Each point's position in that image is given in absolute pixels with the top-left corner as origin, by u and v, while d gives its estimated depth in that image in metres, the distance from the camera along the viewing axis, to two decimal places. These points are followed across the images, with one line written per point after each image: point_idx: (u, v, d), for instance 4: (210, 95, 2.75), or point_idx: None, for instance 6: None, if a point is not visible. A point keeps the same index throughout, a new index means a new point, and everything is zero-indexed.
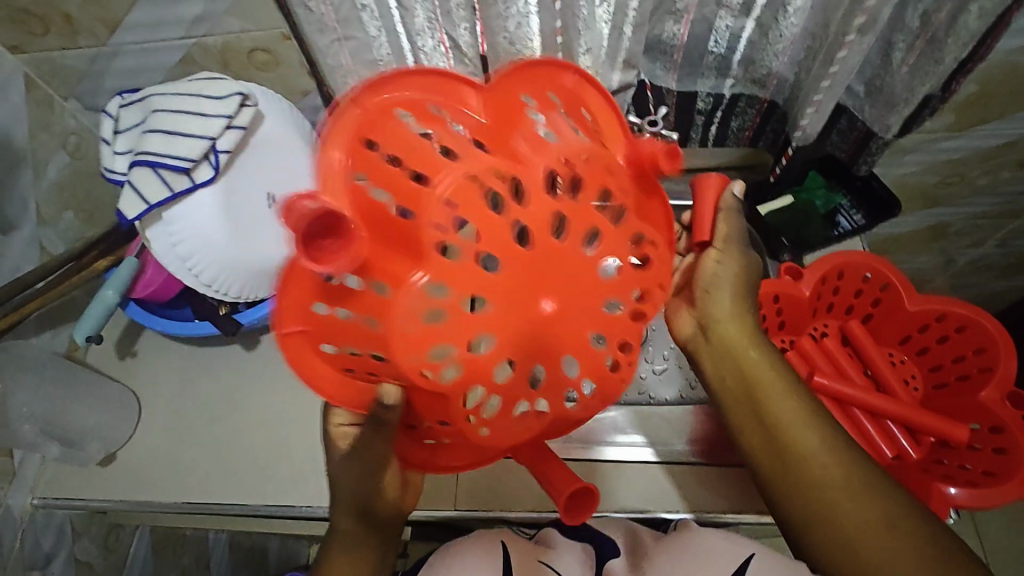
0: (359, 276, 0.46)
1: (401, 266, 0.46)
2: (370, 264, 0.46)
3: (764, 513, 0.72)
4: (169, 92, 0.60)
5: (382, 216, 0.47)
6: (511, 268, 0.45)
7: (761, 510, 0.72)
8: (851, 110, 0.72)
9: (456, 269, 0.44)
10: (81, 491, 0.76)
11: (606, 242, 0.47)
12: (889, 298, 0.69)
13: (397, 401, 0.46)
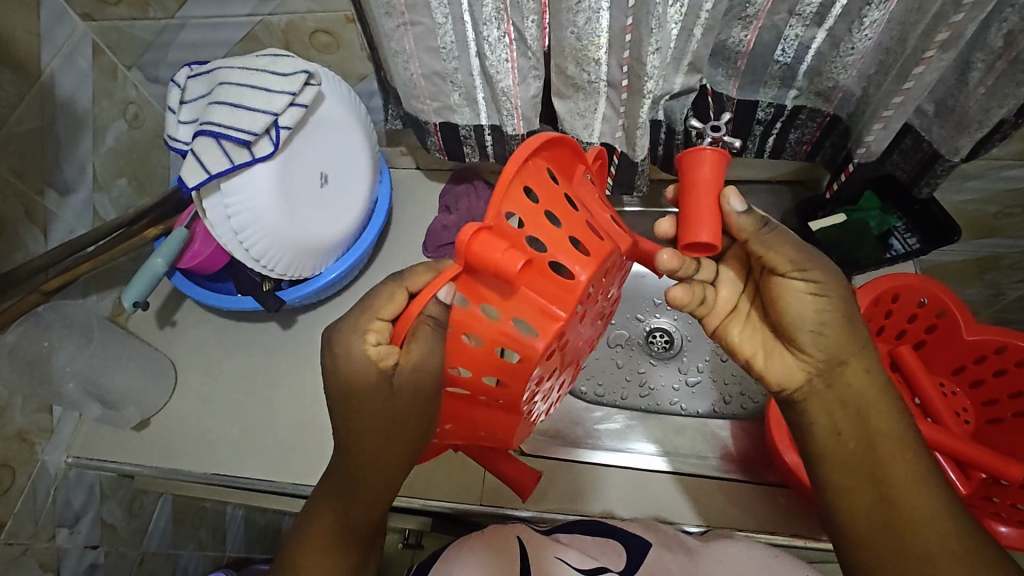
0: (472, 361, 0.45)
1: (506, 340, 0.43)
2: (479, 353, 0.44)
3: (800, 537, 0.68)
4: (236, 66, 0.62)
5: (474, 328, 0.43)
6: (564, 284, 0.43)
7: (797, 535, 0.69)
8: (918, 130, 0.69)
9: (532, 321, 0.42)
10: (117, 453, 0.79)
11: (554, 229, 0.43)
12: (946, 327, 0.67)
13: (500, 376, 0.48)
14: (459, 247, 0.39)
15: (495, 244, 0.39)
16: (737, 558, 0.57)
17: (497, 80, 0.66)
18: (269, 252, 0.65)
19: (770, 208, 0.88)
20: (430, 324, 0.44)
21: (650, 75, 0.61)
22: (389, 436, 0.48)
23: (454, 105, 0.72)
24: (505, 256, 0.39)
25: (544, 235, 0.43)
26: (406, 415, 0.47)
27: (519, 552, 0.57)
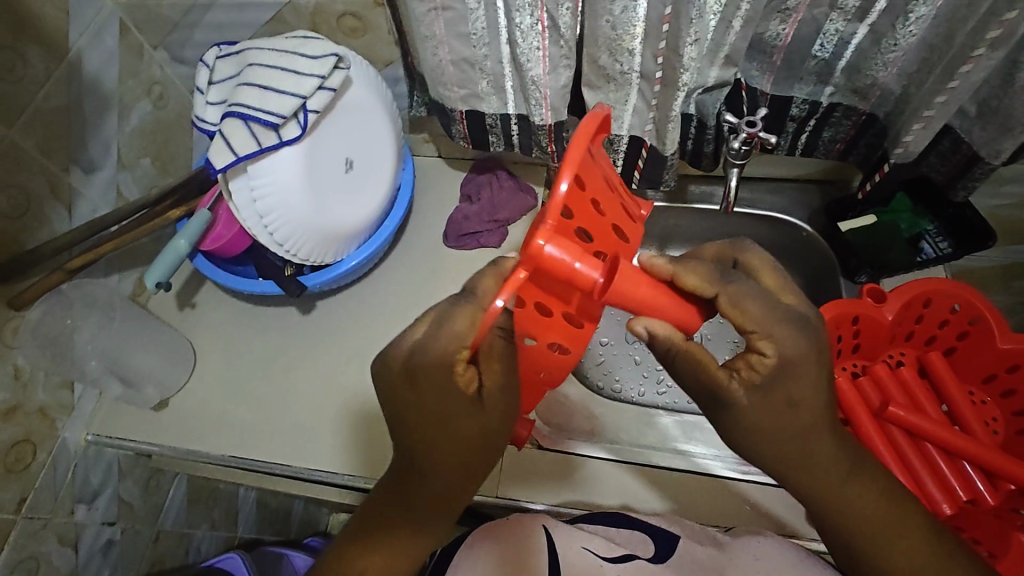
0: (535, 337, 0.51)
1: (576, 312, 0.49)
2: (541, 329, 0.50)
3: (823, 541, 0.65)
4: (265, 47, 0.61)
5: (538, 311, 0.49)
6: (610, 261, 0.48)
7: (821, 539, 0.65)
8: (958, 131, 0.67)
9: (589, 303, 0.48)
10: (135, 432, 0.79)
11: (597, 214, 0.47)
12: (979, 334, 0.65)
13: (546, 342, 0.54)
14: (535, 251, 0.42)
15: (569, 249, 0.42)
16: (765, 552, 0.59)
17: (527, 69, 0.65)
18: (306, 243, 0.66)
19: (797, 207, 0.87)
20: (501, 334, 0.45)
21: (686, 67, 0.60)
22: (451, 437, 0.47)
23: (481, 93, 0.71)
24: (581, 262, 0.42)
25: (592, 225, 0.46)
26: (478, 415, 0.46)
27: (546, 539, 0.60)
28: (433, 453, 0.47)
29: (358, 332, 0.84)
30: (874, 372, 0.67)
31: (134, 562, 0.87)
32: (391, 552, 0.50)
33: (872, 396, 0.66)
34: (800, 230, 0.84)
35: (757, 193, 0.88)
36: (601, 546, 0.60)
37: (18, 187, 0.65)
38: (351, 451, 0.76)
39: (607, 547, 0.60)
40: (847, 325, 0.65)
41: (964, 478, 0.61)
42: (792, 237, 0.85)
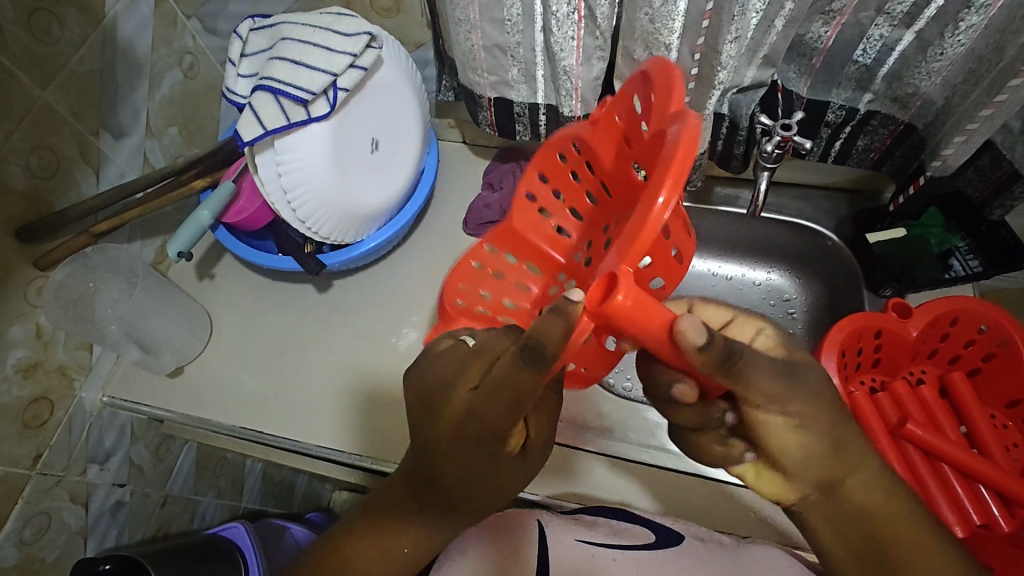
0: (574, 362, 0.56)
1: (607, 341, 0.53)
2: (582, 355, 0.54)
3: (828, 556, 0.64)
4: (299, 21, 0.61)
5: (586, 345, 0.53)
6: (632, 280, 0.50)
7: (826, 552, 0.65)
8: (999, 147, 0.65)
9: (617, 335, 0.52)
10: (149, 397, 0.80)
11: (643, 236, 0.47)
12: (1005, 356, 0.63)
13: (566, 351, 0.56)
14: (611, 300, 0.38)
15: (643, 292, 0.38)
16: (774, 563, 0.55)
17: (559, 58, 0.64)
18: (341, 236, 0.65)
19: (824, 215, 0.85)
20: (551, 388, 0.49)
21: (724, 64, 0.59)
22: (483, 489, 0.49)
23: (511, 80, 0.70)
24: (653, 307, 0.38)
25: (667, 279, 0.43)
26: (510, 467, 0.48)
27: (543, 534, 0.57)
28: (456, 478, 0.48)
29: (373, 313, 0.84)
30: (893, 389, 0.66)
31: (141, 524, 0.89)
32: (387, 545, 0.54)
33: (889, 413, 0.64)
34: (825, 240, 0.84)
35: (785, 198, 0.87)
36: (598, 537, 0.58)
37: (48, 149, 0.66)
38: (356, 430, 0.76)
39: (606, 536, 0.59)
40: (868, 339, 0.64)
41: (979, 502, 0.60)
42: (816, 246, 0.86)
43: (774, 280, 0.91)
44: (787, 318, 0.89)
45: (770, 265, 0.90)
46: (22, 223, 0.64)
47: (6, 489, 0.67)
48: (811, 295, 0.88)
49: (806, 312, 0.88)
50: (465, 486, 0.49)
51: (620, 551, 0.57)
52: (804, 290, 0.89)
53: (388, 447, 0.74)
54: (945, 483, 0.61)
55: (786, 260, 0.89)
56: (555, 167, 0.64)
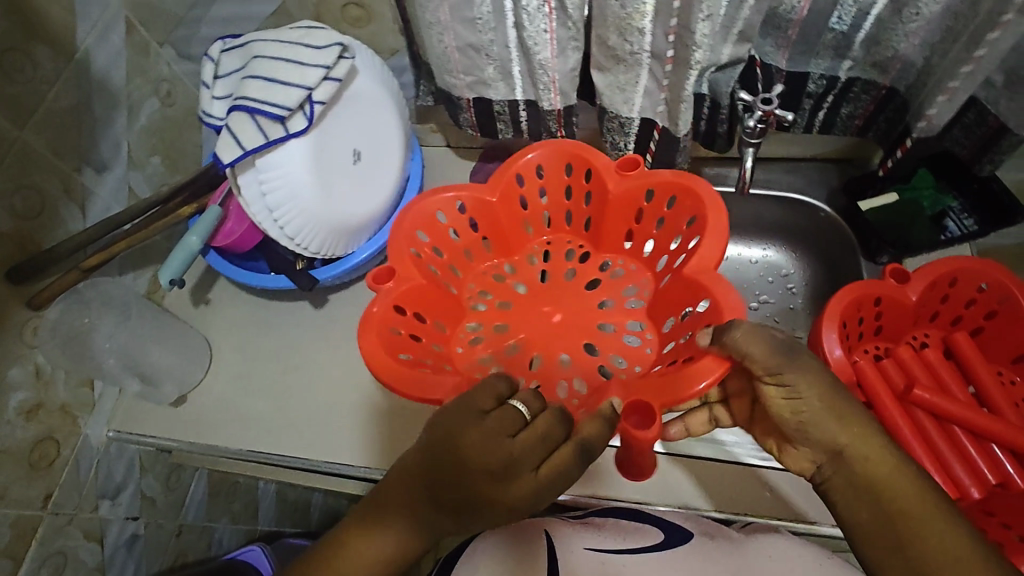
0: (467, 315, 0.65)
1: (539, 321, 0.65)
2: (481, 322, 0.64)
3: None
4: (269, 39, 0.60)
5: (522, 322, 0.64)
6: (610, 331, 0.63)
7: None
8: (983, 103, 0.64)
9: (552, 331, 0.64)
10: (154, 428, 0.80)
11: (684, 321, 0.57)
12: (1006, 313, 0.63)
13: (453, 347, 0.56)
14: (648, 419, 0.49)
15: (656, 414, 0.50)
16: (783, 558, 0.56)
17: (534, 52, 0.64)
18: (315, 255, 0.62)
19: (815, 187, 0.85)
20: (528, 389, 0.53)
21: (698, 44, 0.58)
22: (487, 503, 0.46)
23: (488, 79, 0.70)
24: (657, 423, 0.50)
25: (643, 355, 0.62)
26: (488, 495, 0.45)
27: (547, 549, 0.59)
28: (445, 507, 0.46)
29: None
30: (897, 355, 0.65)
31: (157, 555, 0.89)
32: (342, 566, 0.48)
33: (895, 378, 0.64)
34: (818, 211, 0.84)
35: (773, 173, 0.86)
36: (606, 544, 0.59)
37: (31, 188, 0.66)
38: (364, 443, 0.76)
39: (618, 540, 0.60)
40: (868, 306, 0.64)
41: (992, 460, 0.59)
42: (810, 218, 0.85)
43: (770, 256, 0.90)
44: (786, 293, 0.88)
45: (766, 242, 0.90)
46: (11, 265, 0.64)
47: (18, 532, 0.67)
48: (808, 269, 0.88)
49: (805, 286, 0.88)
50: (463, 501, 0.46)
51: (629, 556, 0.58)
52: (801, 264, 0.88)
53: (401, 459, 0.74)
54: (959, 446, 0.60)
55: (780, 235, 0.89)
56: (557, 178, 0.66)
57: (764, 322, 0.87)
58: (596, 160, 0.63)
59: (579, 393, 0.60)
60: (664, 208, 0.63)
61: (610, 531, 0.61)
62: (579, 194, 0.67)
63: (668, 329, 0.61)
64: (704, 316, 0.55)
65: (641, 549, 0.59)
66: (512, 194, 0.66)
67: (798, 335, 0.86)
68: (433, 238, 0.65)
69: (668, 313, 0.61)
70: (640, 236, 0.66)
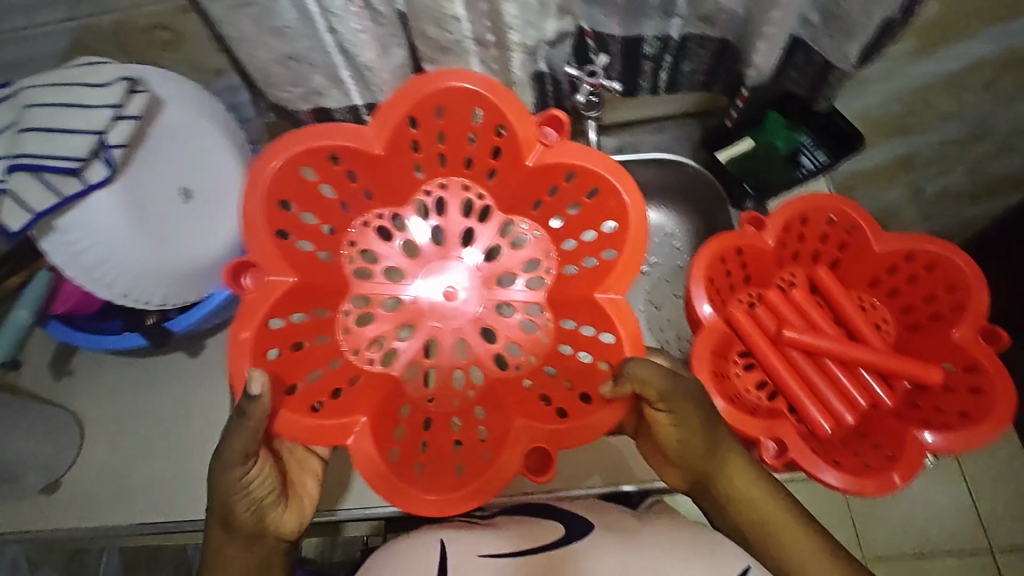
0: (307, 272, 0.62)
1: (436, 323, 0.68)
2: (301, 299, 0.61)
3: None
4: (42, 82, 0.53)
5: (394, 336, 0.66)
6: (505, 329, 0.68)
7: None
8: (806, 41, 0.65)
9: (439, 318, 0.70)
10: (31, 521, 0.73)
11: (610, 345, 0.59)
12: (856, 243, 0.66)
13: (261, 389, 0.47)
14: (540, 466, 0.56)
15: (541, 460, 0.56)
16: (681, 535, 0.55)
17: (356, 55, 0.60)
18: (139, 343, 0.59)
19: (681, 143, 0.87)
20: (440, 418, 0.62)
21: (512, 27, 0.57)
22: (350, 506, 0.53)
23: (319, 87, 0.66)
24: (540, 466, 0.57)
25: (558, 362, 0.65)
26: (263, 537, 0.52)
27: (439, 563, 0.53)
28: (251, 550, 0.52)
29: None
30: (768, 300, 0.68)
31: None
32: None
33: (767, 322, 0.66)
34: (685, 167, 0.83)
35: (640, 135, 0.88)
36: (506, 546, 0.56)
37: None
38: None
39: (516, 542, 0.56)
40: (732, 259, 0.65)
41: (860, 385, 0.64)
42: (681, 174, 0.84)
43: (655, 219, 0.90)
44: (673, 251, 0.90)
45: (648, 204, 0.90)
46: None
47: None
48: (689, 225, 0.89)
49: (689, 243, 0.89)
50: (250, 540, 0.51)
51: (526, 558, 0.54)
52: (682, 221, 0.89)
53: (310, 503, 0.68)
54: (831, 378, 0.64)
55: (661, 196, 0.89)
56: (458, 124, 0.60)
57: (657, 283, 0.89)
58: (508, 118, 0.57)
59: (475, 385, 0.67)
60: (579, 200, 0.62)
61: (507, 536, 0.57)
62: (486, 144, 0.62)
63: (569, 351, 0.65)
64: (608, 358, 0.59)
65: (538, 547, 0.55)
66: (402, 138, 0.60)
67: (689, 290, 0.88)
68: (307, 202, 0.61)
69: (575, 312, 0.64)
70: (549, 208, 0.65)
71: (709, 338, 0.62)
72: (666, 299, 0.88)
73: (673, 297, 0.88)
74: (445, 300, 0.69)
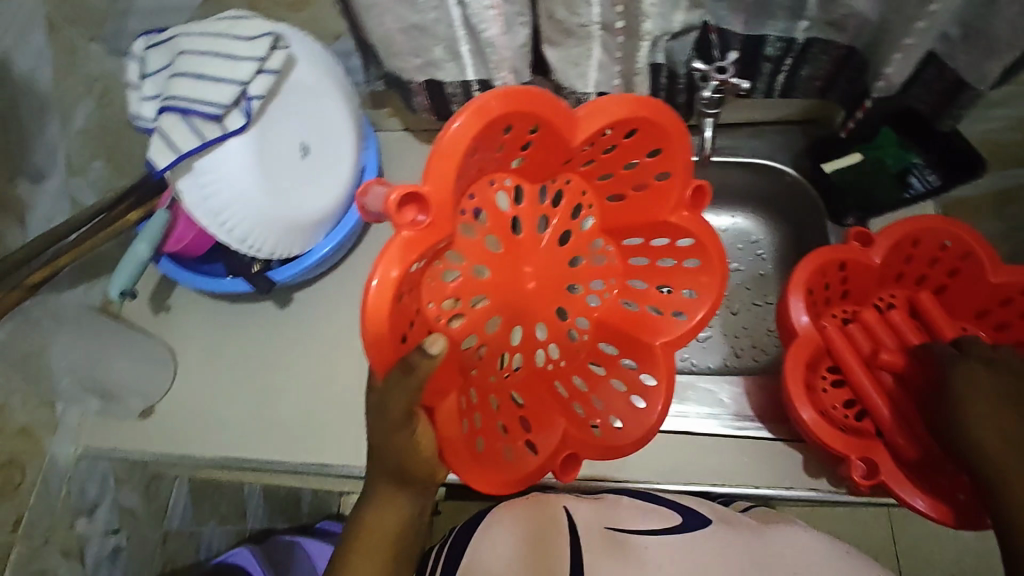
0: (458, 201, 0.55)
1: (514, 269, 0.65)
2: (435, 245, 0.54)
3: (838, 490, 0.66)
4: (194, 31, 0.58)
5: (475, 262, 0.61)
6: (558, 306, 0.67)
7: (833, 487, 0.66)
8: (942, 57, 0.63)
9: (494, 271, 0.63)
10: (125, 441, 0.78)
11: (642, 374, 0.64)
12: (968, 271, 0.63)
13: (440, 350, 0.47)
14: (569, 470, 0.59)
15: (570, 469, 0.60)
16: (806, 545, 0.58)
17: (480, 30, 0.61)
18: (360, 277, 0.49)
19: (780, 151, 0.83)
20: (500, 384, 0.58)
21: (646, 14, 0.57)
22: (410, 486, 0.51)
23: (436, 60, 0.67)
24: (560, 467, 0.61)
25: (585, 375, 0.68)
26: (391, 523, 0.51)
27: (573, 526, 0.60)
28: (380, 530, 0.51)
29: (341, 322, 0.82)
30: (863, 318, 0.67)
31: (145, 566, 0.88)
32: None
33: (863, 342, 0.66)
34: (784, 175, 0.82)
35: (737, 138, 0.84)
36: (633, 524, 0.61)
37: None
38: (343, 442, 0.75)
39: (637, 522, 0.61)
40: (832, 273, 0.65)
41: None
42: (776, 182, 0.84)
43: (740, 224, 0.89)
44: (757, 259, 0.89)
45: (735, 209, 0.89)
46: None
47: None
48: (777, 234, 0.88)
49: (774, 252, 0.88)
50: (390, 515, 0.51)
51: (655, 538, 0.59)
52: (770, 229, 0.88)
53: None
54: None
55: (750, 202, 0.88)
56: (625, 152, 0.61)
57: (736, 289, 0.88)
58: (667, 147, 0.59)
59: (516, 370, 0.66)
60: (675, 258, 0.66)
61: (630, 513, 0.62)
62: (619, 158, 0.62)
63: (603, 372, 0.67)
64: (643, 395, 0.63)
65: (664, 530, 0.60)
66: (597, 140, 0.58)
67: (770, 301, 0.86)
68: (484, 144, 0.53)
69: (620, 343, 0.67)
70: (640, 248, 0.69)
71: (800, 351, 0.62)
72: (743, 305, 0.87)
73: (752, 305, 0.87)
74: (525, 279, 0.66)
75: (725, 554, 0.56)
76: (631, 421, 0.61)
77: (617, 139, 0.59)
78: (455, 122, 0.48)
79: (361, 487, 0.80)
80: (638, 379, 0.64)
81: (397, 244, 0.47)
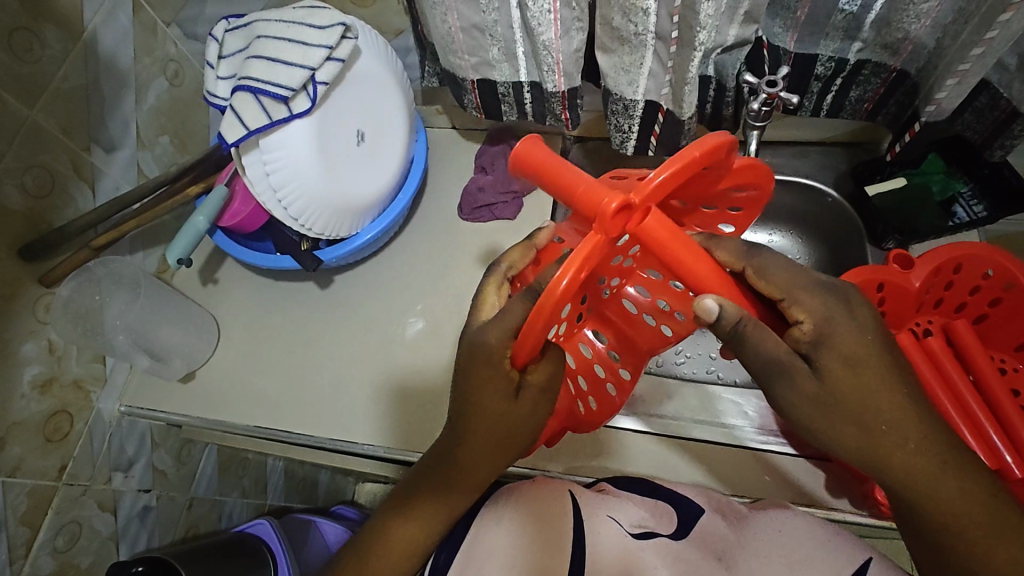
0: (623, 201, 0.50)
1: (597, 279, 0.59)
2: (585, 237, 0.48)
3: (859, 512, 0.65)
4: (273, 18, 0.62)
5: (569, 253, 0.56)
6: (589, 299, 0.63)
7: (856, 509, 0.66)
8: (995, 86, 0.63)
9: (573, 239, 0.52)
10: (165, 403, 0.82)
11: (624, 366, 0.68)
12: (1012, 300, 0.64)
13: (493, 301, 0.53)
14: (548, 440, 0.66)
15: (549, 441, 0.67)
16: (790, 530, 0.57)
17: (538, 33, 0.63)
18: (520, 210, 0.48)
19: (823, 171, 0.84)
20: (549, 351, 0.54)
21: (702, 25, 0.57)
22: (503, 454, 0.54)
23: (492, 60, 0.69)
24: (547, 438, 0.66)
25: (588, 375, 0.68)
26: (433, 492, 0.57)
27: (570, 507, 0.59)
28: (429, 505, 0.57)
29: (377, 307, 0.85)
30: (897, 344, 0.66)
31: (170, 527, 0.91)
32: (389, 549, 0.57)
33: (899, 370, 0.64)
34: (825, 196, 0.83)
35: (781, 157, 0.85)
36: (627, 517, 0.59)
37: (42, 168, 0.67)
38: (370, 421, 0.77)
39: (632, 519, 0.59)
40: (871, 293, 0.63)
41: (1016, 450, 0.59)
42: (817, 204, 0.84)
43: (777, 242, 0.89)
44: None
45: (773, 226, 0.88)
46: (24, 242, 0.65)
47: (35, 500, 0.69)
48: (814, 254, 0.86)
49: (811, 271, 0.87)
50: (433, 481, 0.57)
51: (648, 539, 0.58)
52: (807, 248, 0.87)
53: (415, 437, 0.75)
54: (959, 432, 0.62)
55: (789, 220, 0.87)
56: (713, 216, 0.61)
57: None
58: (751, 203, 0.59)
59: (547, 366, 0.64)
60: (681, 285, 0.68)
61: (631, 506, 0.60)
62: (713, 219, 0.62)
63: (590, 356, 0.69)
64: (615, 383, 0.68)
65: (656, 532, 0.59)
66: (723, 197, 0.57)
67: None
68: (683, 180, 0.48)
69: (613, 336, 0.69)
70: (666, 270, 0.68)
71: None
72: None
73: None
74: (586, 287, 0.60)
75: (697, 550, 0.57)
76: (600, 418, 0.66)
77: (738, 194, 0.57)
78: (694, 154, 0.44)
79: (382, 469, 0.82)
80: (617, 374, 0.68)
81: (588, 238, 0.43)
